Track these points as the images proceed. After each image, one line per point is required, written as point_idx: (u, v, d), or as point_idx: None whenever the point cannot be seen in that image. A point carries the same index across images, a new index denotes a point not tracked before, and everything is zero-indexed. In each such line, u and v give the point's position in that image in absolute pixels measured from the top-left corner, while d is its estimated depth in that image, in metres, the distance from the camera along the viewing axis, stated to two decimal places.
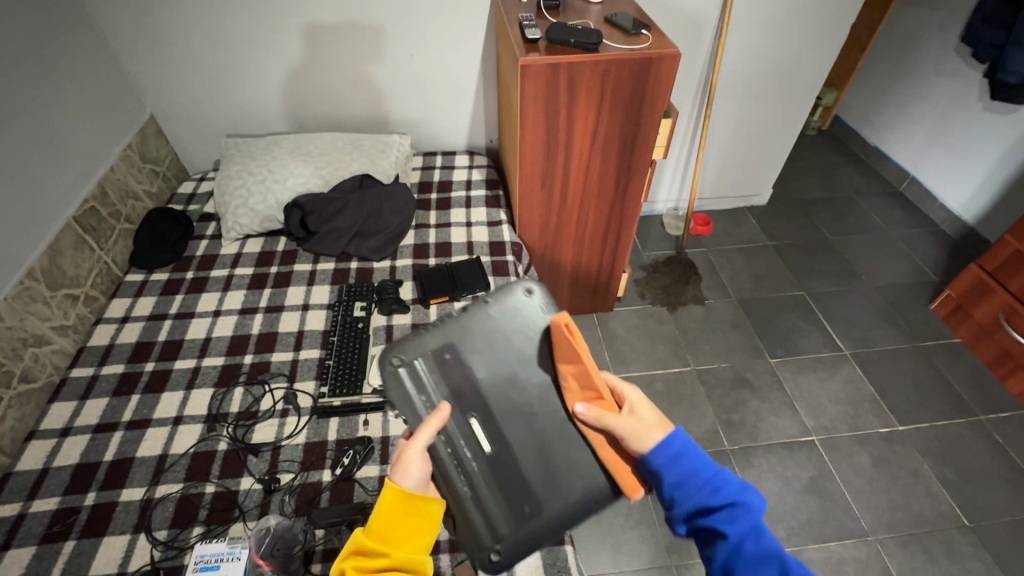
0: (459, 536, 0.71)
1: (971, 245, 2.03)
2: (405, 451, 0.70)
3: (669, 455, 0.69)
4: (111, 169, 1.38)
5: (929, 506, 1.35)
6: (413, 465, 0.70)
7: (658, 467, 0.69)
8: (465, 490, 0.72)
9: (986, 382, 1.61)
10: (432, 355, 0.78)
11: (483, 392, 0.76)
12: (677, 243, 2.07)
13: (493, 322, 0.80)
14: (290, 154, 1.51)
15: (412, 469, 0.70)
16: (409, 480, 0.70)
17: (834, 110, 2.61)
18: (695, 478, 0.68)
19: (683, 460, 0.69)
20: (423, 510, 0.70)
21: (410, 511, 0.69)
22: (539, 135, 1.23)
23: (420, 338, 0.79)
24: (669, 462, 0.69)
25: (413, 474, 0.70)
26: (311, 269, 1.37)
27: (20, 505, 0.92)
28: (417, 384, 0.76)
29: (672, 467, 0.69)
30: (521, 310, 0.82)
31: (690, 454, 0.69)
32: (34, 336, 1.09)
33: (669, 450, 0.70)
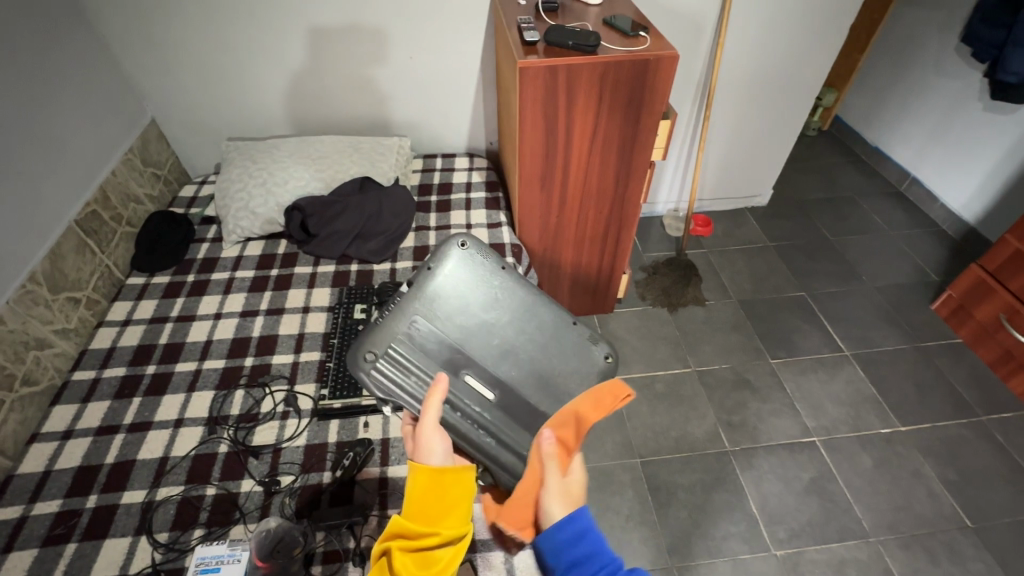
0: (503, 481, 0.79)
1: (972, 245, 2.02)
2: (421, 429, 0.73)
3: (570, 533, 0.63)
4: (113, 172, 1.38)
5: (931, 507, 1.34)
6: (433, 439, 0.73)
7: (548, 549, 0.63)
8: (490, 441, 0.78)
9: (988, 382, 1.61)
10: (402, 340, 0.84)
11: (461, 347, 0.84)
12: (677, 244, 2.07)
13: (443, 288, 0.88)
14: (291, 157, 1.51)
15: (434, 444, 0.73)
16: (436, 456, 0.72)
17: (834, 111, 2.62)
18: (591, 560, 0.61)
19: (581, 540, 0.62)
20: (457, 479, 0.71)
21: (444, 484, 0.71)
22: (538, 137, 1.24)
23: (385, 328, 0.85)
24: (563, 544, 0.62)
25: (437, 450, 0.73)
26: (311, 271, 1.37)
27: (21, 509, 0.93)
28: (399, 366, 0.82)
29: (566, 550, 0.62)
30: (460, 266, 0.90)
31: (591, 536, 0.62)
32: (36, 340, 1.10)
33: (568, 529, 0.63)
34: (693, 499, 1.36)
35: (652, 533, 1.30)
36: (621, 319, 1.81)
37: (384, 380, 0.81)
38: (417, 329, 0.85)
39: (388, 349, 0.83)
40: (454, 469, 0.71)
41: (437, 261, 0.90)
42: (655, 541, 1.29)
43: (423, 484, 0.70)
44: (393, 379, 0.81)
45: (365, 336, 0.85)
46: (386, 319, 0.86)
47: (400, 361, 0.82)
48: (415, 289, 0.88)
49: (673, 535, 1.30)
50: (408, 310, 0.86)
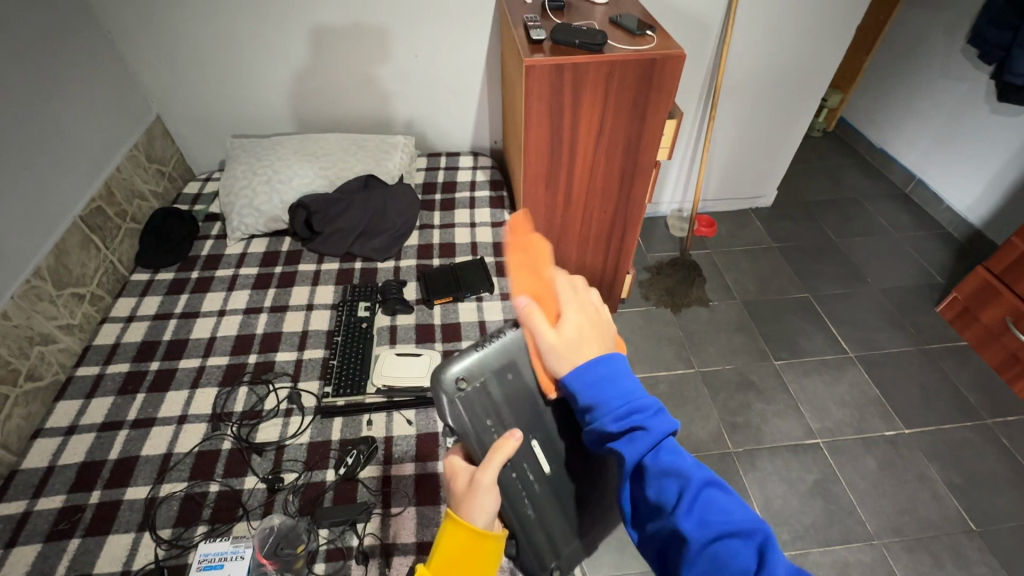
0: (523, 556, 0.75)
1: (978, 248, 2.01)
2: (476, 486, 0.63)
3: (588, 379, 0.63)
4: (118, 169, 1.38)
5: (935, 510, 1.34)
6: (484, 501, 0.63)
7: (575, 389, 0.63)
8: (531, 512, 0.73)
9: (993, 385, 1.60)
10: (494, 373, 0.72)
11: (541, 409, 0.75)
12: (681, 244, 2.06)
13: None
14: (296, 154, 1.51)
15: (485, 503, 0.63)
16: (482, 516, 0.63)
17: (839, 112, 2.61)
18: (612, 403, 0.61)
19: (603, 373, 0.63)
20: (488, 549, 0.62)
21: (474, 549, 0.61)
22: (544, 135, 1.23)
23: (485, 351, 0.72)
24: (587, 378, 0.63)
25: (485, 510, 0.63)
26: (315, 269, 1.37)
27: (25, 503, 0.93)
28: (484, 407, 0.71)
29: (593, 388, 0.63)
30: None
31: (621, 376, 0.63)
32: (40, 335, 1.10)
33: (589, 370, 0.64)
34: None
35: None
36: (625, 319, 1.80)
37: (464, 415, 0.69)
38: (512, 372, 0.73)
39: (479, 382, 0.71)
40: (491, 538, 0.62)
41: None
42: None
43: (454, 540, 0.61)
44: (473, 417, 0.70)
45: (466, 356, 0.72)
46: (488, 346, 0.73)
47: (487, 401, 0.71)
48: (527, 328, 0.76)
49: None
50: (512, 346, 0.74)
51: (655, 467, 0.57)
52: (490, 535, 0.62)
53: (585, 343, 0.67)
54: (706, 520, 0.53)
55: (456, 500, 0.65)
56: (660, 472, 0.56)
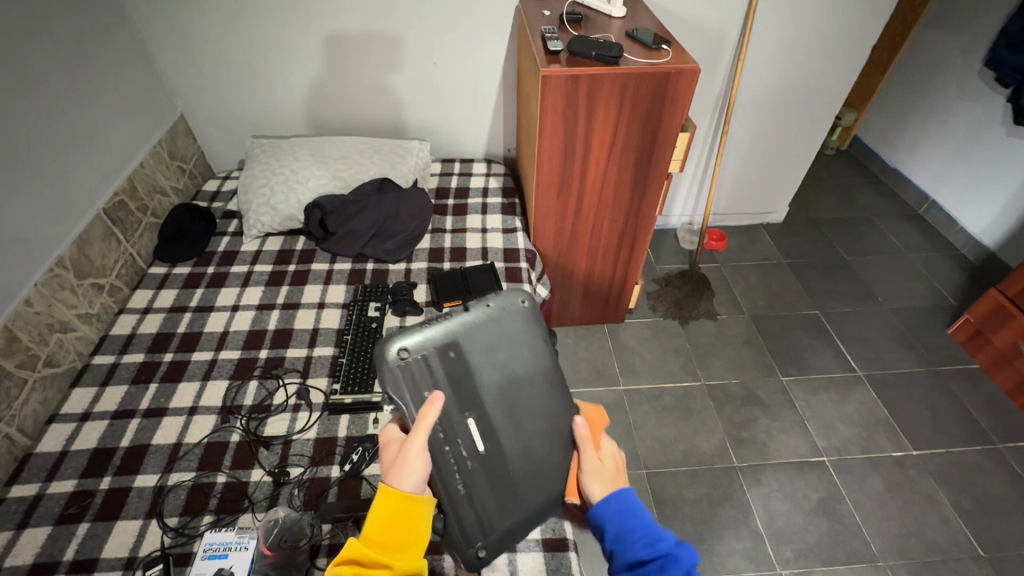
0: (450, 532, 0.73)
1: (992, 271, 2.00)
2: (405, 452, 0.69)
3: (614, 509, 0.69)
4: (141, 165, 1.42)
5: (943, 535, 1.32)
6: (416, 466, 0.69)
7: (602, 519, 0.69)
8: (461, 486, 0.73)
9: (1005, 410, 1.58)
10: (437, 353, 0.78)
11: (480, 388, 0.78)
12: (690, 257, 2.07)
13: (491, 326, 0.82)
14: (313, 156, 1.55)
15: (414, 468, 0.69)
16: (411, 480, 0.69)
17: (853, 131, 2.61)
18: (634, 533, 0.67)
19: (636, 509, 0.69)
20: (415, 513, 0.68)
21: (404, 511, 0.68)
22: (557, 145, 1.25)
23: (426, 329, 0.78)
24: (616, 525, 0.68)
25: (413, 474, 0.69)
26: (328, 269, 1.39)
27: (38, 486, 0.95)
28: (423, 375, 0.75)
29: (617, 519, 0.69)
30: (510, 317, 0.84)
31: (636, 507, 0.70)
32: (60, 323, 1.13)
33: (621, 500, 0.70)
34: (697, 513, 1.34)
35: None
36: (632, 330, 1.80)
37: (402, 386, 0.74)
38: (452, 349, 0.78)
39: (423, 354, 0.77)
40: (419, 502, 0.69)
41: (502, 298, 0.85)
42: None
43: (387, 503, 0.68)
44: (411, 387, 0.74)
45: (413, 331, 0.78)
46: (431, 322, 0.80)
47: (428, 373, 0.76)
48: (468, 311, 0.82)
49: None
50: (453, 327, 0.80)
51: None
52: (418, 498, 0.69)
53: (618, 478, 0.74)
54: None
55: (388, 468, 0.71)
56: None
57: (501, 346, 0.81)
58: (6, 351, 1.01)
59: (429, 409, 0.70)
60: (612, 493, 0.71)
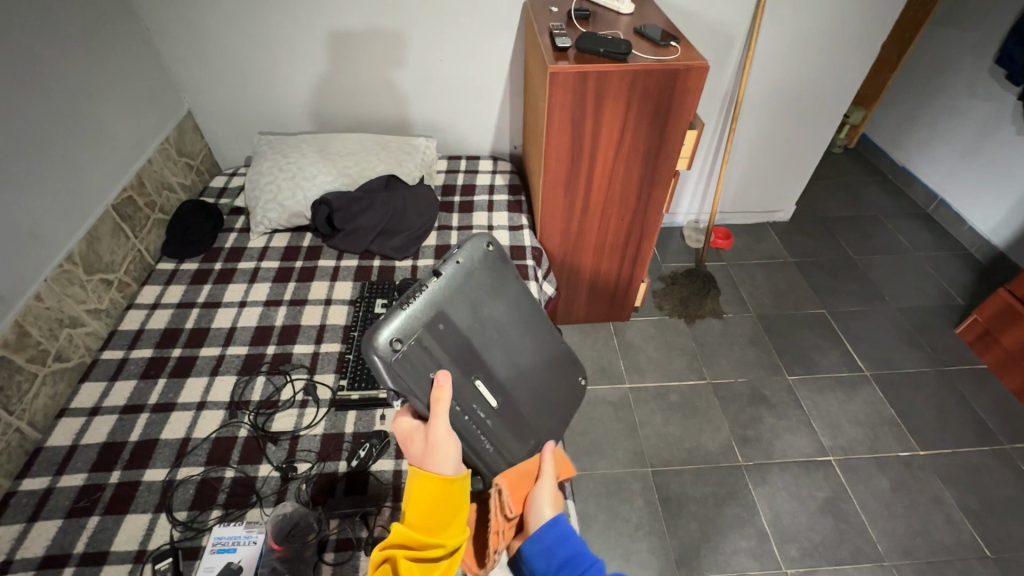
0: (491, 488, 0.81)
1: (1001, 270, 1.98)
2: (431, 438, 0.69)
3: (554, 536, 0.68)
4: (149, 161, 1.43)
5: (950, 535, 1.31)
6: (448, 447, 0.69)
7: (540, 546, 0.67)
8: (487, 445, 0.79)
9: (1013, 411, 1.57)
10: (428, 330, 0.75)
11: (478, 350, 0.81)
12: (696, 255, 2.06)
13: (467, 279, 0.82)
14: (319, 153, 1.55)
15: (445, 450, 0.69)
16: (447, 462, 0.69)
17: (861, 129, 2.59)
18: (570, 565, 0.65)
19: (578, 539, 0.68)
20: (457, 490, 0.68)
21: (445, 492, 0.67)
22: (565, 142, 1.25)
23: (409, 310, 0.74)
24: (550, 566, 0.65)
25: (446, 456, 0.69)
26: (334, 265, 1.40)
27: (48, 480, 0.96)
28: (425, 360, 0.73)
29: (555, 548, 0.67)
30: (482, 263, 0.85)
31: (573, 541, 0.67)
32: (69, 317, 1.13)
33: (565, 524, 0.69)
34: (702, 512, 1.34)
35: (661, 542, 1.28)
36: (638, 327, 1.80)
37: (405, 377, 0.71)
38: (442, 322, 0.77)
39: (415, 336, 0.73)
40: (458, 479, 0.68)
41: (465, 252, 0.83)
42: (664, 551, 1.27)
43: (424, 488, 0.67)
44: (417, 377, 0.72)
45: (393, 317, 0.73)
46: (409, 303, 0.75)
47: (428, 356, 0.74)
48: (439, 277, 0.79)
49: (682, 545, 1.28)
50: (433, 298, 0.77)
51: None
52: (457, 477, 0.68)
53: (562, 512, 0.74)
54: None
55: (418, 459, 0.70)
56: None
57: (483, 297, 0.83)
58: (17, 346, 1.01)
59: (440, 390, 0.71)
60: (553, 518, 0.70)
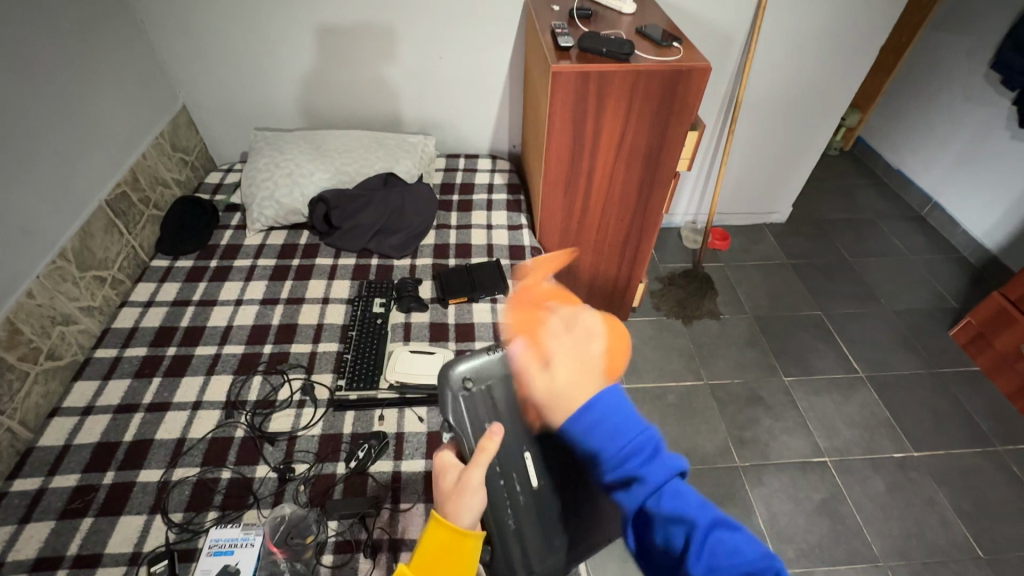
0: (494, 564, 0.80)
1: (993, 273, 2.00)
2: (462, 486, 0.66)
3: (588, 421, 0.62)
4: (143, 156, 1.41)
5: (943, 535, 1.33)
6: (473, 500, 0.65)
7: (577, 436, 0.63)
8: (512, 523, 0.80)
9: (1005, 412, 1.59)
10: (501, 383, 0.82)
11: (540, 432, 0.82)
12: (694, 256, 2.06)
13: None
14: (317, 150, 1.53)
15: (471, 501, 0.65)
16: (467, 514, 0.65)
17: (856, 132, 2.61)
18: (608, 448, 0.60)
19: (605, 423, 0.62)
20: (466, 550, 0.62)
21: (455, 546, 0.62)
22: (566, 141, 1.24)
23: (490, 357, 0.82)
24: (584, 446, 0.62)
25: (470, 507, 0.65)
26: (332, 264, 1.38)
27: (41, 480, 0.94)
28: (484, 408, 0.81)
29: (591, 433, 0.62)
30: None
31: (609, 420, 0.62)
32: (62, 315, 1.11)
33: (586, 415, 0.63)
34: None
35: None
36: (635, 328, 1.80)
37: (463, 410, 0.79)
38: (515, 380, 0.81)
39: (487, 383, 0.81)
40: (471, 537, 0.63)
41: None
42: None
43: (436, 536, 0.64)
44: (476, 418, 0.79)
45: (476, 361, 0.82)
46: (496, 351, 0.83)
47: (488, 406, 0.81)
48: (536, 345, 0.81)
49: None
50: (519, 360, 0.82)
51: (659, 513, 0.55)
52: (471, 534, 0.63)
53: (574, 388, 0.68)
54: (716, 567, 0.50)
55: (444, 496, 0.67)
56: (666, 517, 0.54)
57: None
58: (8, 344, 0.99)
59: (489, 441, 0.65)
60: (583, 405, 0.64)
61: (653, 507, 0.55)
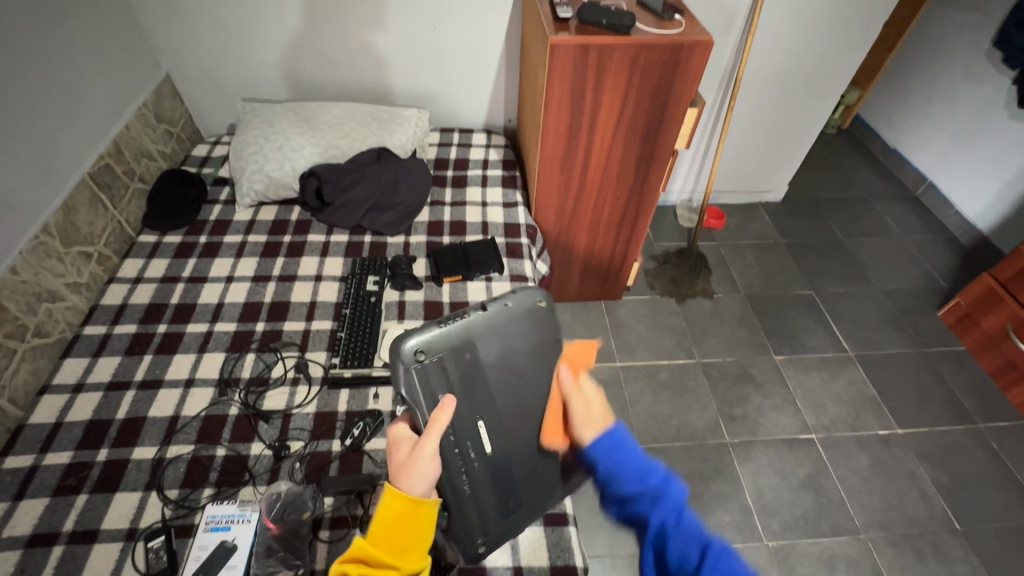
0: (452, 528, 0.78)
1: (983, 255, 2.02)
2: (415, 456, 0.70)
3: (605, 448, 0.72)
4: (127, 127, 1.36)
5: (922, 509, 1.37)
6: (425, 470, 0.70)
7: (594, 459, 0.73)
8: (466, 487, 0.78)
9: (987, 390, 1.62)
10: (454, 354, 0.81)
11: (494, 396, 0.82)
12: (689, 235, 2.06)
13: (505, 323, 0.85)
14: (307, 122, 1.49)
15: (422, 471, 0.70)
16: (420, 484, 0.69)
17: (855, 109, 2.58)
18: (623, 471, 0.70)
19: (615, 451, 0.72)
20: (422, 515, 0.69)
21: (412, 515, 0.68)
22: (563, 117, 1.22)
23: (443, 330, 0.81)
24: (601, 472, 0.72)
25: (421, 479, 0.70)
26: (324, 240, 1.36)
27: (33, 458, 0.94)
28: (439, 380, 0.79)
29: (607, 457, 0.72)
30: (528, 318, 0.87)
31: (620, 449, 0.72)
32: (47, 292, 1.09)
33: (601, 443, 0.73)
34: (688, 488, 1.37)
35: None
36: (629, 307, 1.80)
37: (416, 387, 0.77)
38: (467, 350, 0.81)
39: (440, 356, 0.80)
40: (426, 504, 0.69)
41: (518, 296, 0.87)
42: None
43: (392, 506, 0.68)
44: (426, 392, 0.77)
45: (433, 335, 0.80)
46: (448, 322, 0.82)
47: (443, 377, 0.79)
48: (487, 312, 0.84)
49: None
50: (471, 328, 0.83)
51: (676, 530, 0.66)
52: (426, 501, 0.69)
53: (595, 415, 0.77)
54: None
55: (395, 469, 0.71)
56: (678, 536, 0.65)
57: (517, 345, 0.85)
58: None
59: (440, 412, 0.72)
60: (600, 433, 0.74)
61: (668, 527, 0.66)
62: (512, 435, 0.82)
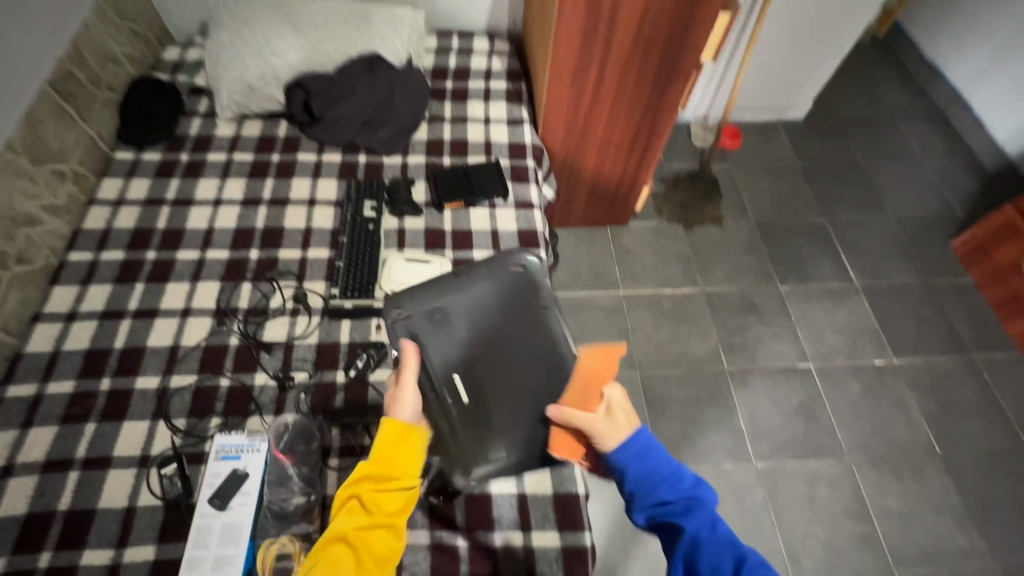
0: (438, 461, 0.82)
1: (1006, 182, 1.93)
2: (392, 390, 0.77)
3: (634, 452, 0.70)
4: (85, 25, 1.20)
5: (906, 433, 1.43)
6: (408, 401, 0.76)
7: (622, 465, 0.70)
8: (445, 427, 0.81)
9: (987, 322, 1.63)
10: (428, 312, 0.86)
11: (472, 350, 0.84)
12: (702, 156, 1.94)
13: (481, 287, 0.89)
14: (288, 22, 1.32)
15: (405, 403, 0.75)
16: (407, 412, 0.75)
17: (894, 14, 2.33)
18: (656, 478, 0.69)
19: (646, 454, 0.71)
20: (413, 438, 0.73)
21: (405, 437, 0.73)
22: (579, 18, 1.08)
23: (419, 288, 0.88)
24: (630, 477, 0.70)
25: (406, 407, 0.75)
26: (315, 160, 1.27)
27: (36, 386, 0.93)
28: (410, 330, 0.84)
29: (637, 461, 0.70)
30: (507, 284, 0.90)
31: (651, 451, 0.71)
32: (24, 216, 1.02)
33: (631, 446, 0.71)
34: (684, 413, 1.42)
35: None
36: (635, 233, 1.74)
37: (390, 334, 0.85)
38: (439, 309, 0.87)
39: (413, 312, 0.86)
40: (416, 427, 0.74)
41: (499, 265, 0.91)
42: None
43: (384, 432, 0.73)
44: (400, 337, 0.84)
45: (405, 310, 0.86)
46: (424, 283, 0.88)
47: (415, 330, 0.85)
48: (463, 278, 0.89)
49: (664, 441, 1.37)
50: (444, 289, 0.88)
51: (711, 541, 0.66)
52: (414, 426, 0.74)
53: (623, 422, 0.72)
54: None
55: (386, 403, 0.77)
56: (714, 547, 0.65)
57: (492, 309, 0.88)
58: None
59: (405, 353, 0.78)
60: (629, 434, 0.72)
61: (704, 536, 0.66)
62: (493, 386, 0.83)
